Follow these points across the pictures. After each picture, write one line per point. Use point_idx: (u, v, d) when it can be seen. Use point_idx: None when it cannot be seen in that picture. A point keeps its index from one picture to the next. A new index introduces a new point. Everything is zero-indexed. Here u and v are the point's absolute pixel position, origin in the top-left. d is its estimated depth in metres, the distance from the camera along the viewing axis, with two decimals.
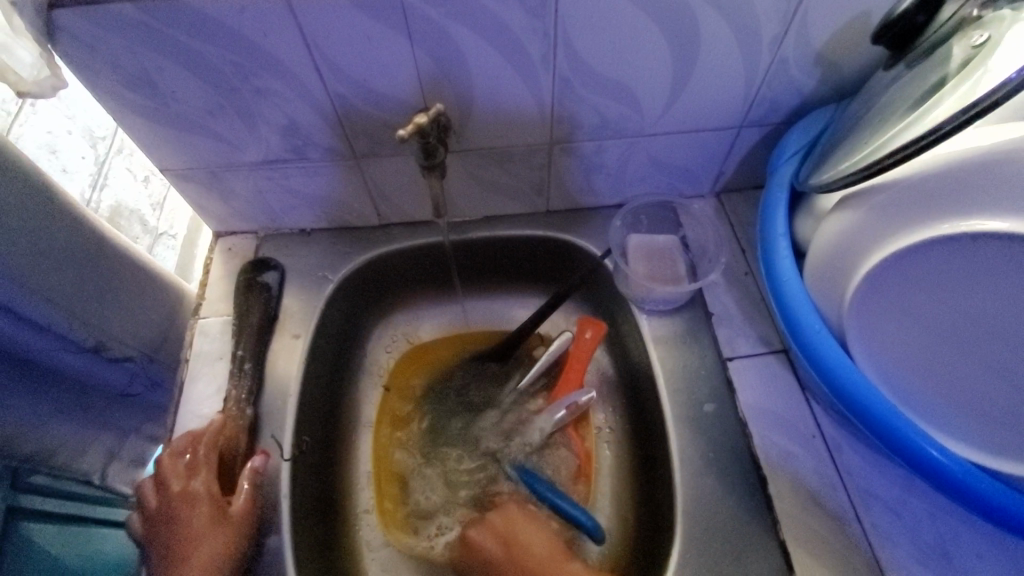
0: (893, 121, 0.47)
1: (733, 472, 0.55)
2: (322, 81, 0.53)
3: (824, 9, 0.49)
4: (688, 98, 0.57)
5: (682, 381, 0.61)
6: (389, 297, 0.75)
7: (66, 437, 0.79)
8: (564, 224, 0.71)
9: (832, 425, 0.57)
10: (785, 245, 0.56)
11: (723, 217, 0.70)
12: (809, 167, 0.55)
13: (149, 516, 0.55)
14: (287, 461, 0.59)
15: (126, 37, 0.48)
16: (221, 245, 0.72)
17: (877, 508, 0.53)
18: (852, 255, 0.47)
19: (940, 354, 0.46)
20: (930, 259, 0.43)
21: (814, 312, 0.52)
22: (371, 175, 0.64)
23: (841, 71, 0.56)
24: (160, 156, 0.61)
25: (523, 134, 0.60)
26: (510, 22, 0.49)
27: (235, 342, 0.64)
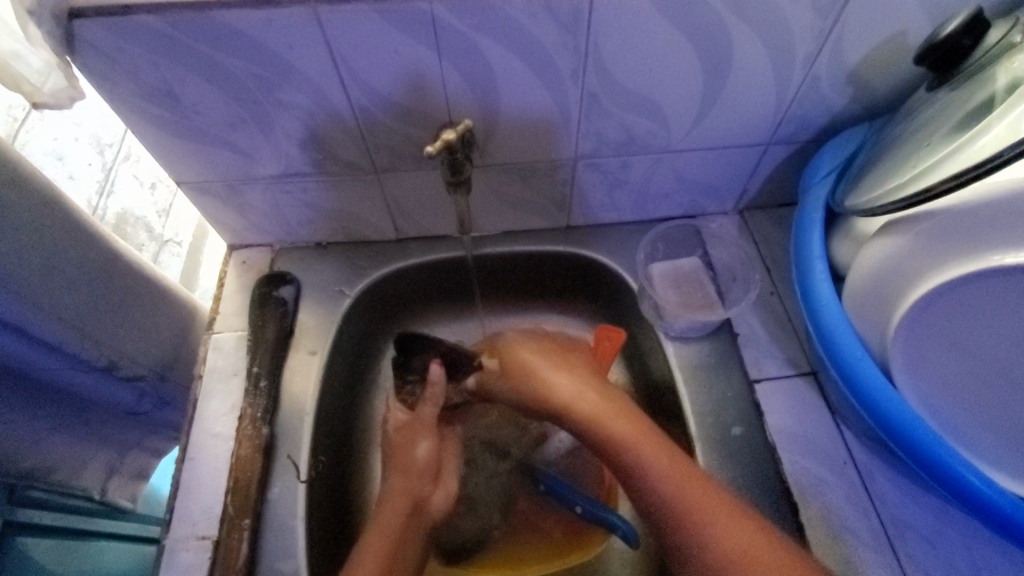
0: (937, 144, 0.45)
1: (763, 499, 0.54)
2: (346, 94, 0.52)
3: (861, 27, 0.48)
4: (718, 115, 0.56)
5: (708, 403, 0.59)
6: (405, 313, 0.74)
7: (66, 452, 0.77)
8: (585, 240, 0.70)
9: (863, 450, 0.55)
10: (822, 267, 0.55)
11: (747, 235, 0.69)
12: (845, 189, 0.54)
13: (223, 518, 0.54)
14: (303, 482, 0.57)
15: (147, 49, 0.47)
16: (235, 258, 0.70)
17: (912, 538, 0.51)
18: (898, 280, 0.45)
19: (989, 384, 0.44)
20: (982, 290, 0.41)
21: (853, 338, 0.50)
22: (391, 190, 0.63)
23: (874, 89, 0.55)
24: (176, 168, 0.60)
25: (548, 149, 0.59)
26: (541, 37, 0.48)
27: (250, 358, 0.62)
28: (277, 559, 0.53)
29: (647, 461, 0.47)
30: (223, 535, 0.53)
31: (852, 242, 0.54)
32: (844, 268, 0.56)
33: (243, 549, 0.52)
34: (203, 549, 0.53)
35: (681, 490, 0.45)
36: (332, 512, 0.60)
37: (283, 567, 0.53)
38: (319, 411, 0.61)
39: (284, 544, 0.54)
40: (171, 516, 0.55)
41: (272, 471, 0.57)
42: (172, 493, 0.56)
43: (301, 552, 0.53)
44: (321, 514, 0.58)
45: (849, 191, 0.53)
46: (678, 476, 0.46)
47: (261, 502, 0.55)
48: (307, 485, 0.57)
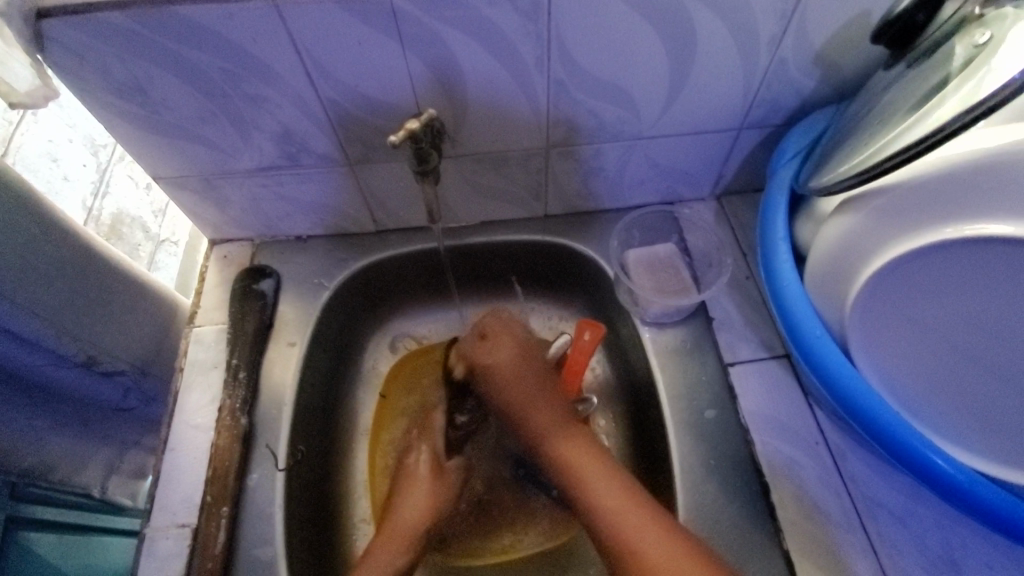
0: (893, 121, 0.46)
1: (735, 480, 0.54)
2: (314, 87, 0.52)
3: (822, 8, 0.48)
4: (686, 100, 0.56)
5: (683, 387, 0.59)
6: (386, 304, 0.74)
7: (62, 449, 0.78)
8: (563, 228, 0.70)
9: (835, 431, 0.56)
10: (786, 250, 0.55)
11: (723, 220, 0.69)
12: (810, 170, 0.54)
13: (205, 505, 0.55)
14: (282, 470, 0.57)
15: (115, 46, 0.48)
16: (216, 253, 0.71)
17: (883, 518, 0.51)
18: (854, 257, 0.46)
19: (945, 360, 0.45)
20: (934, 264, 0.42)
21: (817, 317, 0.51)
22: (366, 181, 0.64)
23: (840, 71, 0.55)
24: (153, 164, 0.61)
25: (519, 138, 0.59)
26: (503, 25, 0.48)
27: (229, 350, 0.63)
28: (256, 544, 0.54)
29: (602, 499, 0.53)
30: (202, 522, 0.54)
31: (814, 224, 0.55)
32: (806, 249, 0.57)
33: (220, 537, 0.53)
34: (183, 537, 0.54)
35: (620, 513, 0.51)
36: (312, 499, 0.61)
37: (261, 552, 0.54)
38: (298, 400, 0.62)
39: (262, 530, 0.55)
40: (151, 506, 0.56)
41: (252, 459, 0.58)
42: (153, 482, 0.57)
43: (279, 538, 0.54)
44: (300, 498, 0.59)
45: (812, 174, 0.53)
46: (621, 510, 0.51)
47: (240, 490, 0.56)
48: (286, 473, 0.58)
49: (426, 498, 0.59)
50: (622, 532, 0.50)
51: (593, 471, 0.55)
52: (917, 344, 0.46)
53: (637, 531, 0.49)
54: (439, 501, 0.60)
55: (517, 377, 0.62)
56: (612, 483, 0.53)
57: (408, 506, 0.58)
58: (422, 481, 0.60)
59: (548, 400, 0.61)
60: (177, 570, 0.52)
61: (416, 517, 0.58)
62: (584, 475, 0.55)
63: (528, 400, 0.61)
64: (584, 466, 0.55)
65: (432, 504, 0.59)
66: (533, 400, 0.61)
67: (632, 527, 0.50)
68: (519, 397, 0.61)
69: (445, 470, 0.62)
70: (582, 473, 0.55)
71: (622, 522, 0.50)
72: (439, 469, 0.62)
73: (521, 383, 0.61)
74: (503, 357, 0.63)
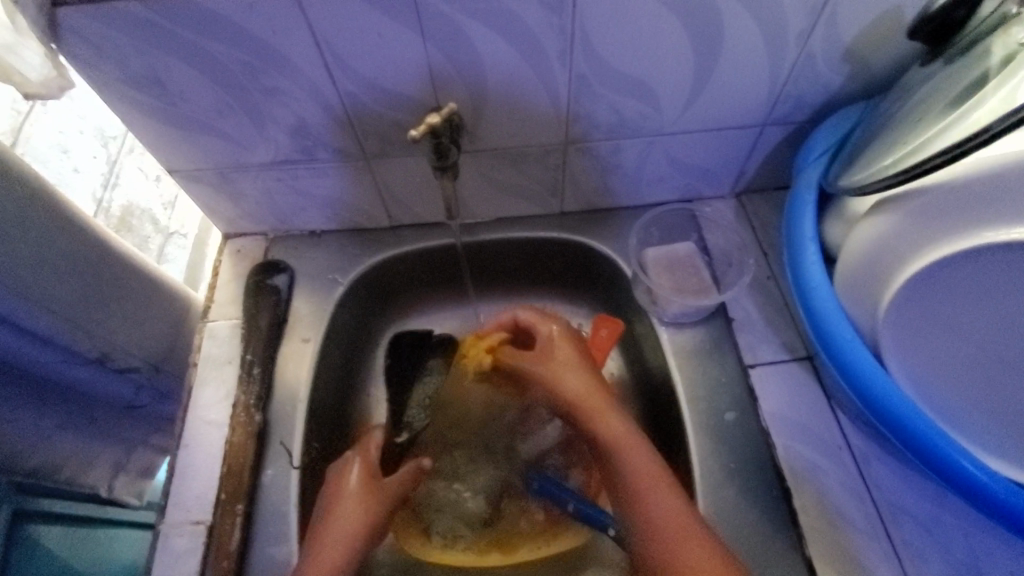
0: (929, 120, 0.45)
1: (756, 484, 0.53)
2: (332, 80, 0.52)
3: (855, 2, 0.47)
4: (711, 96, 0.55)
5: (702, 389, 0.59)
6: (400, 300, 0.74)
7: (69, 449, 0.77)
8: (580, 226, 0.69)
9: (859, 435, 0.55)
10: (814, 250, 0.54)
11: (744, 218, 0.68)
12: (838, 169, 0.53)
13: (218, 503, 0.54)
14: (296, 468, 0.57)
15: (132, 37, 0.47)
16: (230, 247, 0.70)
17: (907, 524, 0.50)
18: (888, 260, 0.45)
19: (981, 366, 0.44)
20: (969, 269, 0.41)
21: (845, 320, 0.50)
22: (382, 176, 0.63)
23: (870, 67, 0.54)
24: (168, 156, 0.60)
25: (539, 133, 0.58)
26: (527, 17, 0.47)
27: (243, 345, 0.63)
28: (270, 542, 0.53)
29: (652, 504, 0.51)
30: (216, 520, 0.53)
31: (844, 224, 0.54)
32: (833, 249, 0.56)
33: (235, 535, 0.53)
34: (197, 534, 0.54)
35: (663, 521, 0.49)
36: None
37: (276, 551, 0.53)
38: (313, 397, 0.61)
39: (277, 528, 0.54)
40: (165, 502, 0.55)
41: (266, 457, 0.57)
42: (168, 478, 0.56)
43: (295, 536, 0.54)
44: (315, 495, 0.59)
45: (842, 173, 0.52)
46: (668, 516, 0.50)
47: (255, 486, 0.56)
48: (300, 471, 0.57)
49: (358, 511, 0.52)
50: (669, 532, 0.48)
51: (638, 459, 0.53)
52: (950, 348, 0.45)
53: (684, 529, 0.48)
54: (376, 510, 0.54)
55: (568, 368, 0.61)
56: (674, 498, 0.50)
57: (337, 521, 0.51)
58: (353, 496, 0.53)
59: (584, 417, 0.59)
60: (191, 567, 0.52)
61: (347, 534, 0.51)
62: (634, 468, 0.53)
63: (593, 400, 0.58)
64: (633, 455, 0.54)
65: (366, 520, 0.52)
66: (595, 390, 0.59)
67: (681, 536, 0.48)
68: (576, 387, 0.59)
69: (382, 483, 0.56)
70: (640, 477, 0.52)
71: (666, 528, 0.49)
72: (376, 480, 0.55)
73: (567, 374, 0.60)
74: (569, 377, 0.60)
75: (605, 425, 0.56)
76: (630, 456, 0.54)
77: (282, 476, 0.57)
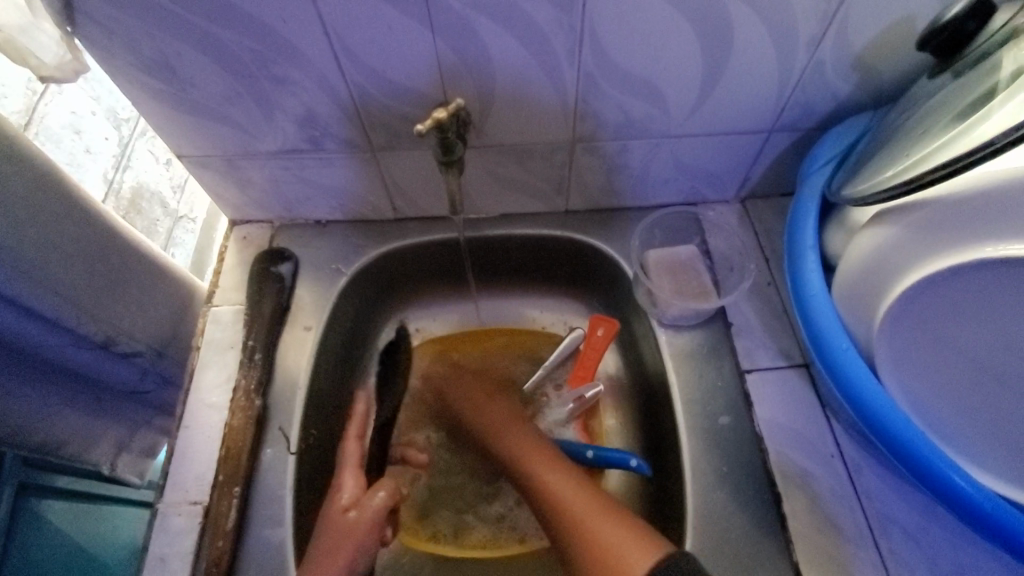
0: (934, 133, 0.45)
1: (747, 487, 0.54)
2: (341, 71, 0.52)
3: (866, 10, 0.47)
4: (718, 99, 0.55)
5: (698, 392, 0.59)
6: (402, 292, 0.74)
7: (77, 426, 0.79)
8: (583, 225, 0.69)
9: (852, 445, 0.55)
10: (814, 259, 0.54)
11: (748, 223, 0.68)
12: (843, 179, 0.53)
13: (216, 486, 0.55)
14: (293, 454, 0.58)
15: (145, 22, 0.47)
16: (236, 234, 0.71)
17: (896, 534, 0.51)
18: (886, 271, 0.45)
19: (979, 382, 0.44)
20: (966, 284, 0.41)
21: (843, 330, 0.50)
22: (387, 169, 0.63)
23: (879, 76, 0.53)
24: (177, 142, 0.61)
25: (545, 130, 0.58)
26: (536, 15, 0.47)
27: (246, 330, 0.63)
28: (262, 525, 0.54)
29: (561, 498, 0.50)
30: (213, 501, 0.54)
31: (846, 233, 0.54)
32: (836, 258, 0.56)
33: (231, 515, 0.53)
34: (193, 515, 0.54)
35: (576, 504, 0.49)
36: (322, 482, 0.61)
37: (271, 534, 0.54)
38: (312, 385, 0.62)
39: (273, 512, 0.55)
40: (164, 481, 0.56)
41: (263, 441, 0.58)
42: (167, 459, 0.57)
43: (289, 520, 0.54)
44: (309, 483, 0.59)
45: (846, 183, 0.52)
46: (572, 500, 0.49)
47: (253, 469, 0.57)
48: (297, 456, 0.58)
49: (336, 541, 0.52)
50: (574, 521, 0.47)
51: (538, 461, 0.53)
52: (944, 361, 0.45)
53: (579, 498, 0.49)
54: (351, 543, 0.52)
55: (458, 377, 0.64)
56: (602, 513, 0.47)
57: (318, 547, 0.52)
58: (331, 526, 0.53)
59: (490, 402, 0.61)
60: (186, 546, 0.53)
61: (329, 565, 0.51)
62: (540, 470, 0.52)
63: (480, 400, 0.61)
64: (512, 436, 0.57)
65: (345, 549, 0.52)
66: (506, 422, 0.58)
67: (582, 520, 0.47)
68: (489, 418, 0.59)
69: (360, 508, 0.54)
70: (523, 457, 0.54)
71: (583, 518, 0.47)
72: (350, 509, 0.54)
73: (483, 399, 0.61)
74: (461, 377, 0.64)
75: (485, 427, 0.59)
76: (502, 433, 0.57)
77: (279, 462, 0.57)
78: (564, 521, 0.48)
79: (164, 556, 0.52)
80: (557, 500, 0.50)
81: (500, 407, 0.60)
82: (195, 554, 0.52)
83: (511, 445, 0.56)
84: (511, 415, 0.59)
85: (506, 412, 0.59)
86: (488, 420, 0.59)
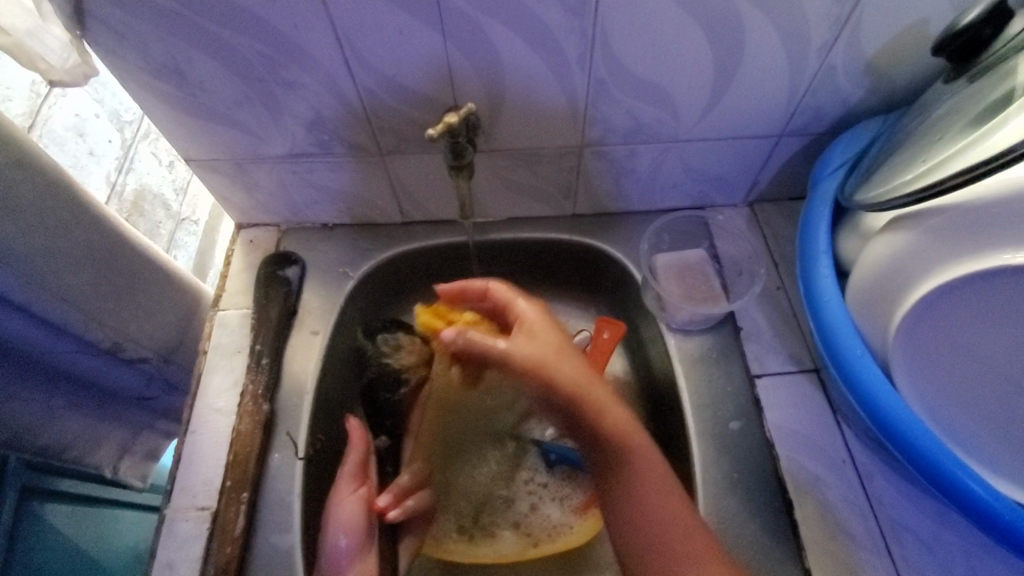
0: (950, 138, 0.44)
1: (758, 493, 0.53)
2: (352, 76, 0.52)
3: (878, 16, 0.47)
4: (729, 104, 0.55)
5: (708, 397, 0.59)
6: (409, 296, 0.74)
7: (82, 430, 0.79)
8: (591, 229, 0.69)
9: (863, 450, 0.55)
10: (827, 264, 0.54)
11: (756, 227, 0.68)
12: (856, 183, 0.53)
13: (224, 492, 0.55)
14: (301, 459, 0.57)
15: (155, 26, 0.47)
16: (243, 237, 0.71)
17: (908, 541, 0.50)
18: (903, 277, 0.45)
19: (996, 389, 0.43)
20: (985, 291, 0.40)
21: (856, 336, 0.50)
22: (396, 172, 0.63)
23: (890, 81, 0.53)
24: (185, 145, 0.60)
25: (555, 134, 0.58)
26: (547, 19, 0.47)
27: (253, 335, 0.63)
28: (271, 531, 0.54)
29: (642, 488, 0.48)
30: (221, 507, 0.54)
31: (860, 239, 0.53)
32: (848, 263, 0.56)
33: (240, 521, 0.53)
34: (201, 521, 0.54)
35: (656, 506, 0.47)
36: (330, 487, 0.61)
37: (279, 540, 0.53)
38: (319, 390, 0.62)
39: (281, 519, 0.54)
40: (171, 487, 0.56)
41: (272, 446, 0.58)
42: (174, 464, 0.57)
43: (297, 526, 0.54)
44: (318, 489, 0.59)
45: (859, 188, 0.52)
46: (658, 486, 0.48)
47: (261, 474, 0.56)
48: (306, 462, 0.58)
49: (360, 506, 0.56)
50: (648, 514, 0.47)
51: (614, 414, 0.49)
52: (959, 367, 0.45)
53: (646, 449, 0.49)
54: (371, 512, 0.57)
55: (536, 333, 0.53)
56: (666, 487, 0.48)
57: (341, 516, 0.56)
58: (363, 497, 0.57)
59: (557, 346, 0.52)
60: (194, 553, 0.52)
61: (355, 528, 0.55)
62: (621, 422, 0.49)
63: (545, 359, 0.51)
64: (598, 395, 0.50)
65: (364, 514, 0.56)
66: (554, 353, 0.51)
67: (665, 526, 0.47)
68: (535, 351, 0.51)
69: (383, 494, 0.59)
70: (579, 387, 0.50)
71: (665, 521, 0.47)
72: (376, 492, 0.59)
73: (540, 338, 0.53)
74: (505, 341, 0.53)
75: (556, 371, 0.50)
76: (559, 374, 0.50)
77: (288, 467, 0.57)
78: (645, 522, 0.47)
79: (172, 562, 0.52)
80: (639, 484, 0.48)
81: (545, 337, 0.53)
82: (203, 561, 0.52)
83: (570, 372, 0.50)
84: (563, 355, 0.51)
85: (542, 344, 0.52)
86: (558, 369, 0.50)
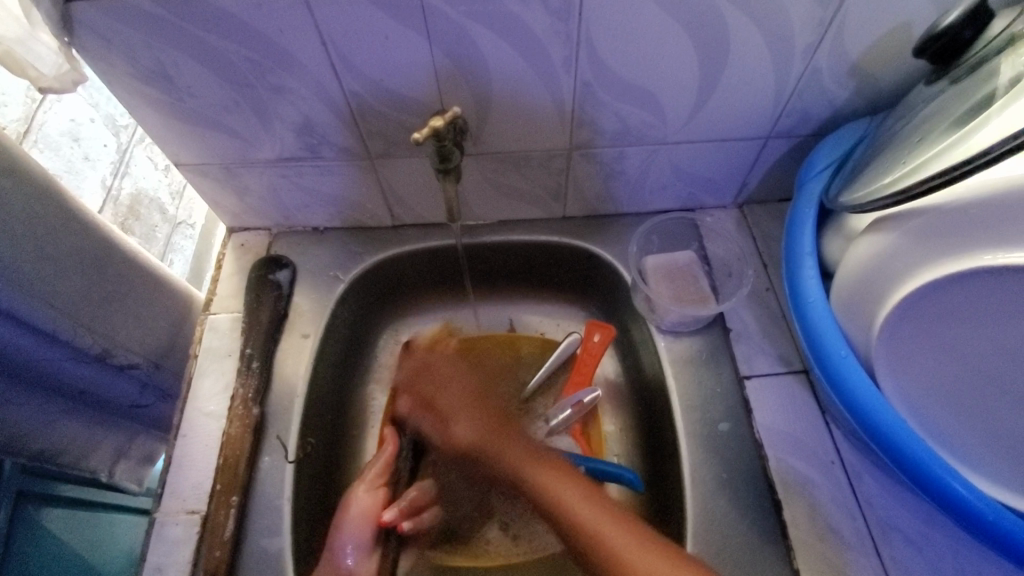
0: (931, 140, 0.45)
1: (747, 494, 0.54)
2: (339, 80, 0.52)
3: (862, 18, 0.47)
4: (715, 106, 0.55)
5: (697, 398, 0.59)
6: (399, 299, 0.74)
7: (76, 435, 0.79)
8: (581, 231, 0.69)
9: (851, 451, 0.55)
10: (812, 265, 0.54)
11: (745, 228, 0.68)
12: (841, 185, 0.54)
13: (214, 495, 0.55)
14: (291, 463, 0.58)
15: (143, 32, 0.47)
16: (234, 241, 0.71)
17: (897, 542, 0.51)
18: (885, 278, 0.45)
19: (979, 389, 0.44)
20: (965, 292, 0.41)
21: (840, 337, 0.50)
22: (385, 176, 0.63)
23: (875, 83, 0.53)
24: (174, 150, 0.60)
25: (543, 137, 0.58)
26: (532, 24, 0.47)
27: (243, 338, 0.63)
28: (260, 535, 0.54)
29: (584, 521, 0.45)
30: (211, 511, 0.54)
31: (844, 239, 0.54)
32: (834, 264, 0.56)
33: (229, 525, 0.53)
34: (191, 525, 0.54)
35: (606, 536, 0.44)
36: (321, 491, 0.61)
37: (268, 544, 0.53)
38: (310, 393, 0.62)
39: (271, 522, 0.54)
40: (161, 490, 0.56)
41: (261, 450, 0.58)
42: (164, 469, 0.57)
43: (287, 529, 0.54)
44: (308, 491, 0.59)
45: (844, 189, 0.52)
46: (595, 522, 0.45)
47: (251, 478, 0.56)
48: (295, 465, 0.58)
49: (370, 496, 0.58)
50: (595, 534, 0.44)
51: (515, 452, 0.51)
52: (943, 368, 0.45)
53: (604, 525, 0.45)
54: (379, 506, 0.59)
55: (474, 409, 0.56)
56: (620, 531, 0.44)
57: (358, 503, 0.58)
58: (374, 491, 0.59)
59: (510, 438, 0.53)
60: (184, 557, 0.53)
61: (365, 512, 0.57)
62: (543, 480, 0.48)
63: (494, 437, 0.53)
64: (511, 455, 0.51)
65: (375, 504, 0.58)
66: (499, 436, 0.53)
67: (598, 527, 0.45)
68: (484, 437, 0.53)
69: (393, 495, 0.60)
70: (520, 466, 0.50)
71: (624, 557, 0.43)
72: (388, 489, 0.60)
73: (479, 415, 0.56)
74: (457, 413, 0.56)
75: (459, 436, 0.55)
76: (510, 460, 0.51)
77: (278, 471, 0.57)
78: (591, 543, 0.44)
79: (162, 566, 0.52)
80: (561, 506, 0.47)
81: (482, 418, 0.55)
82: (193, 564, 0.52)
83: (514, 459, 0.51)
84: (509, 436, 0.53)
85: (481, 424, 0.54)
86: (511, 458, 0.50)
